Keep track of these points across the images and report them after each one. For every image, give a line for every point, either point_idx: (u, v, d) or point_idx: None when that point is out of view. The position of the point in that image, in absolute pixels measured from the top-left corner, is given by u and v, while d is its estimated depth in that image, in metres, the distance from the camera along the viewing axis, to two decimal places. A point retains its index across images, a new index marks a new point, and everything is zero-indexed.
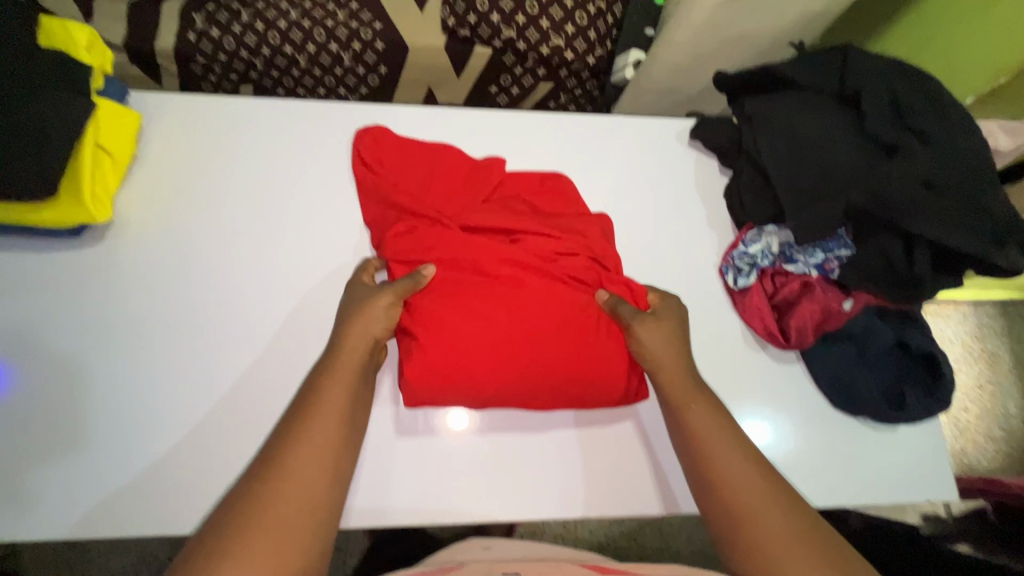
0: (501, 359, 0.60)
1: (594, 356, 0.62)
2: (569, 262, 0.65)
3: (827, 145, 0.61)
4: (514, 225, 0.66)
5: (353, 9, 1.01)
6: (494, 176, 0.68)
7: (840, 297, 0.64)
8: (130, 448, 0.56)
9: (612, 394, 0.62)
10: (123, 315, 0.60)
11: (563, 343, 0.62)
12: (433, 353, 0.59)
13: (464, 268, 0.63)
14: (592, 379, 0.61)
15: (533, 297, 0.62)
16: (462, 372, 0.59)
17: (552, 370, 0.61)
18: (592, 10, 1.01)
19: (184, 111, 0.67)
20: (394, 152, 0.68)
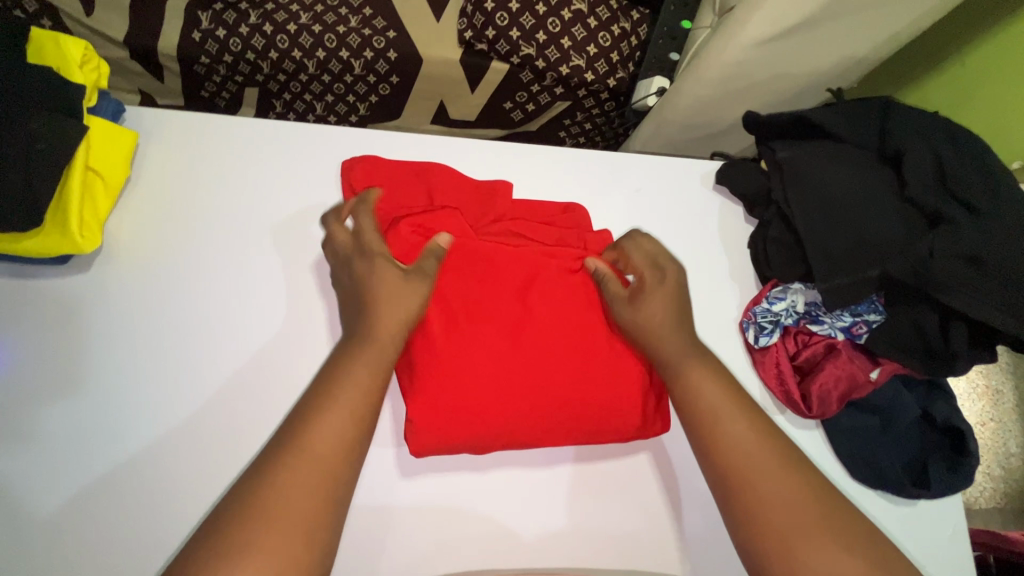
0: (513, 390, 0.55)
1: (608, 388, 0.57)
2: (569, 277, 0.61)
3: (863, 208, 0.58)
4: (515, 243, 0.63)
5: (367, 15, 0.97)
6: (500, 202, 0.65)
7: (867, 366, 0.61)
8: (105, 495, 0.52)
9: (624, 430, 0.58)
10: (107, 345, 0.56)
11: (569, 366, 0.57)
12: (445, 389, 0.54)
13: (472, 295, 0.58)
14: (603, 407, 0.57)
15: (548, 322, 0.58)
16: (472, 416, 0.54)
17: (560, 398, 0.56)
18: (616, 32, 0.98)
19: (183, 128, 0.63)
20: (397, 175, 0.63)
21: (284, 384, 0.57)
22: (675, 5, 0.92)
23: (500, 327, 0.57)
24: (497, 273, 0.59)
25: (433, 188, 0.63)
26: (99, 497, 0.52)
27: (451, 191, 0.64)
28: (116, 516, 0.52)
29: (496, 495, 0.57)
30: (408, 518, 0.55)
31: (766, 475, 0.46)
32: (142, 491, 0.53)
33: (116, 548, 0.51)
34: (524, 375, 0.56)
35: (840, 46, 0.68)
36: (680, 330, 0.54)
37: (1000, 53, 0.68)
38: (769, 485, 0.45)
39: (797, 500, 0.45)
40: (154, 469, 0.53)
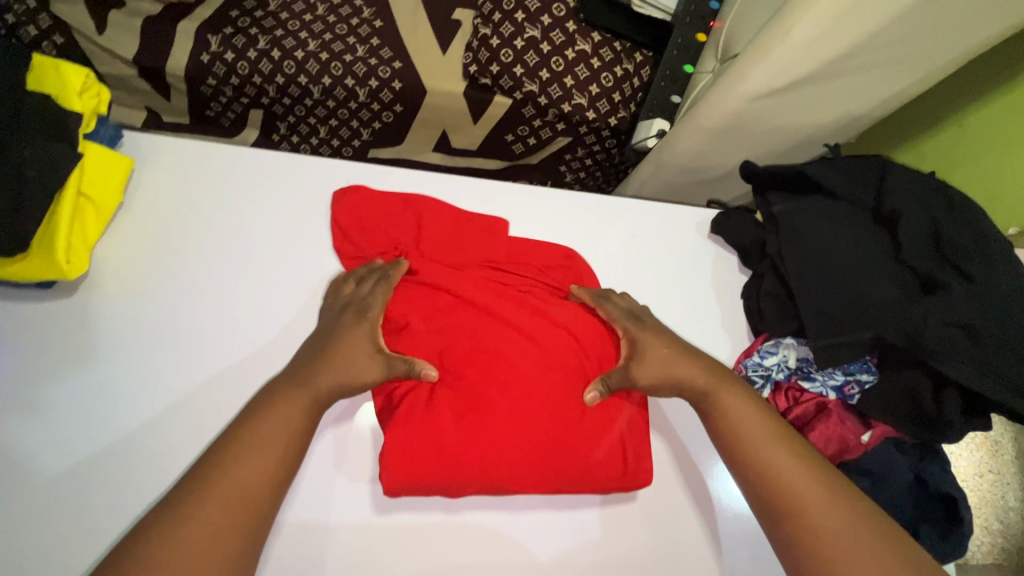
0: (493, 429, 0.54)
1: (594, 435, 0.57)
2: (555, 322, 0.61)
3: (856, 269, 0.58)
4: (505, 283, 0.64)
5: (374, 46, 0.99)
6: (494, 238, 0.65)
7: (858, 429, 0.59)
8: (58, 535, 0.49)
9: (607, 482, 0.56)
10: (84, 371, 0.54)
11: (546, 412, 0.56)
12: (422, 429, 0.54)
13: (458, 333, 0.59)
14: (581, 455, 0.56)
15: (540, 365, 0.57)
16: (444, 457, 0.53)
17: (538, 445, 0.54)
18: (619, 72, 0.99)
19: (181, 155, 0.63)
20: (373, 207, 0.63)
21: None
22: (678, 50, 0.94)
23: (482, 369, 0.57)
24: (478, 318, 0.60)
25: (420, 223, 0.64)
26: (53, 539, 0.49)
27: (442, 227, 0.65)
28: (68, 557, 0.49)
29: (476, 536, 0.55)
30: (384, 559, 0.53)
31: (767, 443, 0.50)
32: (97, 533, 0.50)
33: None
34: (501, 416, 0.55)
35: (837, 104, 0.68)
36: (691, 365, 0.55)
37: (994, 119, 0.69)
38: (767, 452, 0.49)
39: (796, 479, 0.47)
40: (116, 508, 0.50)
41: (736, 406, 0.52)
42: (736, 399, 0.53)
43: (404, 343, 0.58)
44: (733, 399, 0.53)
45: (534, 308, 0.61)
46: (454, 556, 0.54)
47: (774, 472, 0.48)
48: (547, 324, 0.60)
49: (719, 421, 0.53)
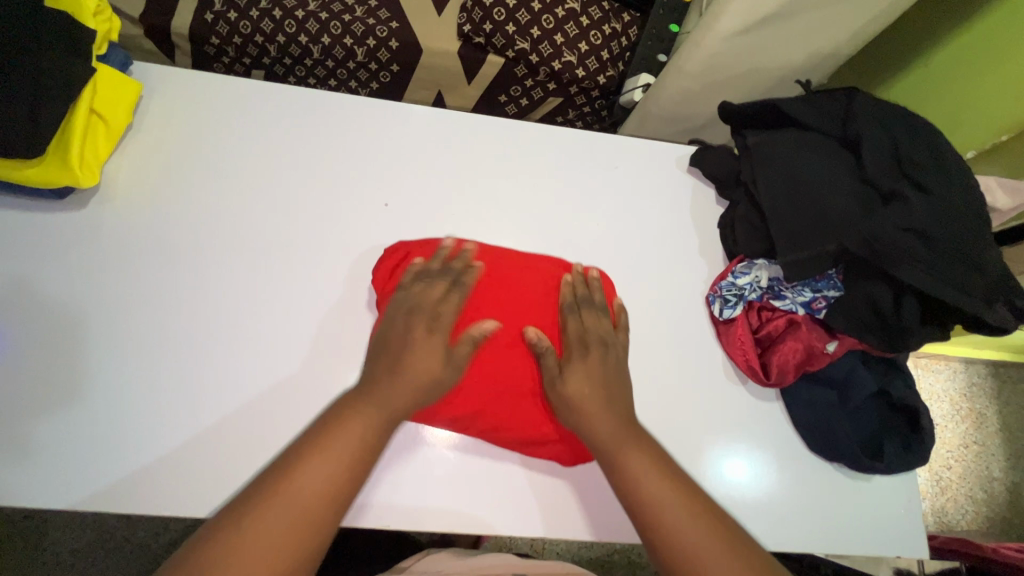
0: (490, 386, 0.57)
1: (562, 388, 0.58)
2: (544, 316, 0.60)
3: (823, 188, 0.61)
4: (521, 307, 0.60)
5: (371, 6, 1.03)
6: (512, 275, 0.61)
7: (824, 338, 0.63)
8: (84, 425, 0.55)
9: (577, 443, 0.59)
10: (103, 278, 0.59)
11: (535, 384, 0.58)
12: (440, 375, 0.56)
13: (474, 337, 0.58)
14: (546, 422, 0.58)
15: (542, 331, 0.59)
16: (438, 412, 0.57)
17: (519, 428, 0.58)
18: (607, 31, 1.02)
19: (185, 85, 0.66)
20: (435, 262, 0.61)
21: (265, 327, 0.60)
22: (663, 10, 0.98)
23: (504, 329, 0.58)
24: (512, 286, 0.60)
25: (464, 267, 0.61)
26: (83, 421, 0.55)
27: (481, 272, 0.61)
28: (98, 440, 0.55)
29: (488, 471, 0.60)
30: (425, 500, 0.58)
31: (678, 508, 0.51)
32: (121, 422, 0.55)
33: (90, 470, 0.54)
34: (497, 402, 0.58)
35: (808, 41, 0.73)
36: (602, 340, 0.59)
37: (957, 54, 0.73)
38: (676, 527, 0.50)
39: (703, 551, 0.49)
40: (139, 395, 0.56)
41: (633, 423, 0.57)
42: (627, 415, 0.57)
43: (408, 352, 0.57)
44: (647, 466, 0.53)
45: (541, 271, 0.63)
46: (485, 490, 0.59)
47: (669, 529, 0.50)
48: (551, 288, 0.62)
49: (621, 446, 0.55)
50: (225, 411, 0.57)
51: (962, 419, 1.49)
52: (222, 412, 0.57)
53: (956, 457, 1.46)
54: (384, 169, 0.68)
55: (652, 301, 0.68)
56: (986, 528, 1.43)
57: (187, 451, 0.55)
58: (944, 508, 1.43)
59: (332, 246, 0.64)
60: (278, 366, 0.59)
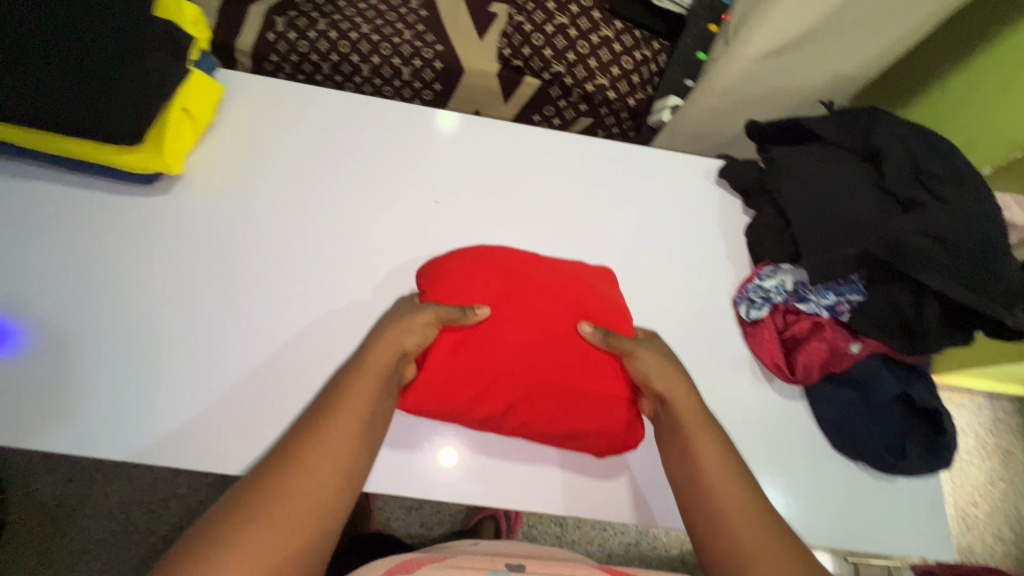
0: (514, 377, 0.63)
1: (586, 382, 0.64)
2: (569, 319, 0.65)
3: (845, 195, 0.65)
4: (546, 311, 0.65)
5: (419, 31, 1.12)
6: (538, 283, 0.67)
7: (848, 338, 0.66)
8: (154, 385, 0.60)
9: (601, 435, 0.63)
10: (180, 254, 0.65)
11: (560, 380, 0.63)
12: (455, 367, 0.62)
13: (502, 338, 0.63)
14: (570, 415, 0.63)
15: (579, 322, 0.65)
16: (466, 407, 0.62)
17: (544, 421, 0.63)
18: (638, 57, 1.08)
19: (260, 89, 0.73)
20: (463, 270, 0.66)
21: (321, 306, 0.65)
22: (693, 39, 1.06)
23: (500, 315, 0.64)
24: (492, 276, 0.66)
25: (492, 275, 0.66)
26: (155, 380, 0.60)
27: (509, 280, 0.66)
28: (167, 399, 0.59)
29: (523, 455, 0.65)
30: (436, 485, 0.62)
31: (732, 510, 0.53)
32: (187, 384, 0.60)
33: (162, 424, 0.59)
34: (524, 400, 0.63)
35: (830, 65, 0.78)
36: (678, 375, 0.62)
37: (975, 79, 0.77)
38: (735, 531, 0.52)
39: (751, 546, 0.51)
40: (204, 362, 0.61)
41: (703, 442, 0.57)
42: (703, 433, 0.58)
43: (438, 354, 0.62)
44: (708, 452, 0.57)
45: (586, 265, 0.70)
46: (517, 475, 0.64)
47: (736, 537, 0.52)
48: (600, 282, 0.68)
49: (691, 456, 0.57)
50: (283, 378, 0.62)
51: (987, 455, 1.46)
52: (279, 381, 0.61)
53: (982, 494, 1.43)
54: (435, 169, 0.73)
55: (681, 300, 0.72)
56: (1015, 570, 1.39)
57: (248, 414, 0.60)
58: (971, 547, 1.40)
59: (386, 236, 0.69)
60: (332, 342, 0.64)
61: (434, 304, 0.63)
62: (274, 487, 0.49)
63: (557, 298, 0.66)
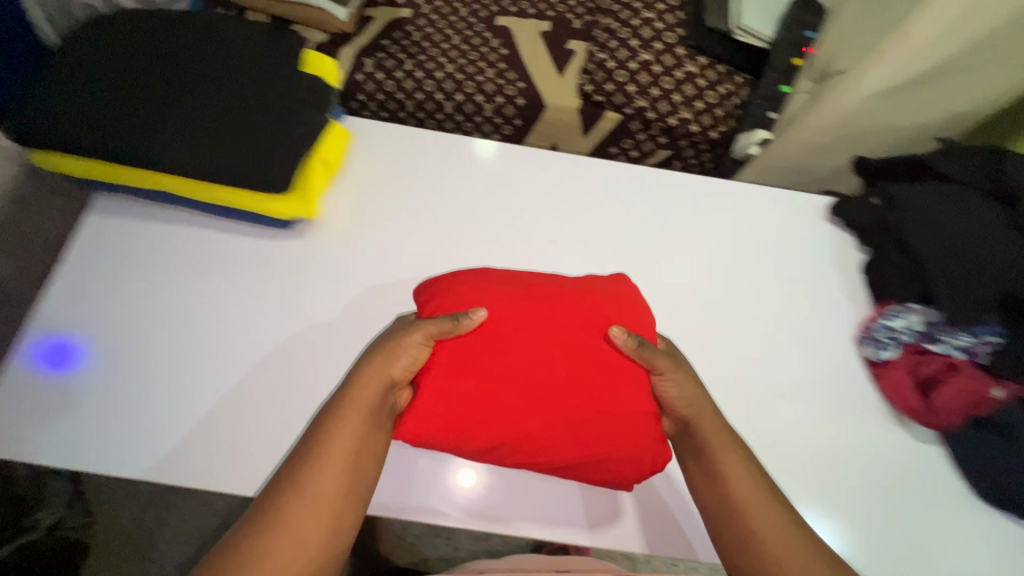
0: (519, 397, 0.59)
1: (612, 408, 0.60)
2: (576, 332, 0.62)
3: (981, 235, 0.64)
4: (560, 327, 0.62)
5: (501, 69, 1.17)
6: (533, 295, 0.64)
7: (988, 383, 0.62)
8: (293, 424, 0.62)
9: (631, 465, 0.60)
10: (313, 296, 0.68)
11: (574, 403, 0.60)
12: (452, 389, 0.59)
13: (497, 356, 0.61)
14: (605, 447, 0.60)
15: (588, 337, 0.62)
16: (469, 434, 0.59)
17: (563, 450, 0.60)
18: (721, 91, 1.09)
19: (383, 136, 0.79)
20: (469, 286, 0.64)
21: None
22: (775, 72, 1.06)
23: (509, 332, 0.61)
24: (491, 288, 0.64)
25: (491, 289, 0.64)
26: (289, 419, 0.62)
27: (507, 292, 0.64)
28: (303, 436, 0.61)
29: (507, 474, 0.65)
30: (440, 507, 0.63)
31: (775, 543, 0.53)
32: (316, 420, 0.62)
33: (217, 446, 0.60)
34: (542, 429, 0.59)
35: (945, 101, 0.77)
36: (699, 391, 0.62)
37: None
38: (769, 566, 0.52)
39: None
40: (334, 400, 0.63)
41: (739, 472, 0.57)
42: (739, 465, 0.57)
43: (432, 375, 0.60)
44: (733, 469, 0.57)
45: (586, 279, 0.68)
46: (522, 494, 0.64)
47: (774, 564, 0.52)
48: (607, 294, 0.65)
49: (721, 480, 0.57)
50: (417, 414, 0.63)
51: None
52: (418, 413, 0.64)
53: None
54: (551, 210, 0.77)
55: (797, 338, 0.73)
56: None
57: None
58: None
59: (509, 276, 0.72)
60: None
61: (423, 320, 0.61)
62: (266, 538, 0.48)
63: (551, 307, 0.63)
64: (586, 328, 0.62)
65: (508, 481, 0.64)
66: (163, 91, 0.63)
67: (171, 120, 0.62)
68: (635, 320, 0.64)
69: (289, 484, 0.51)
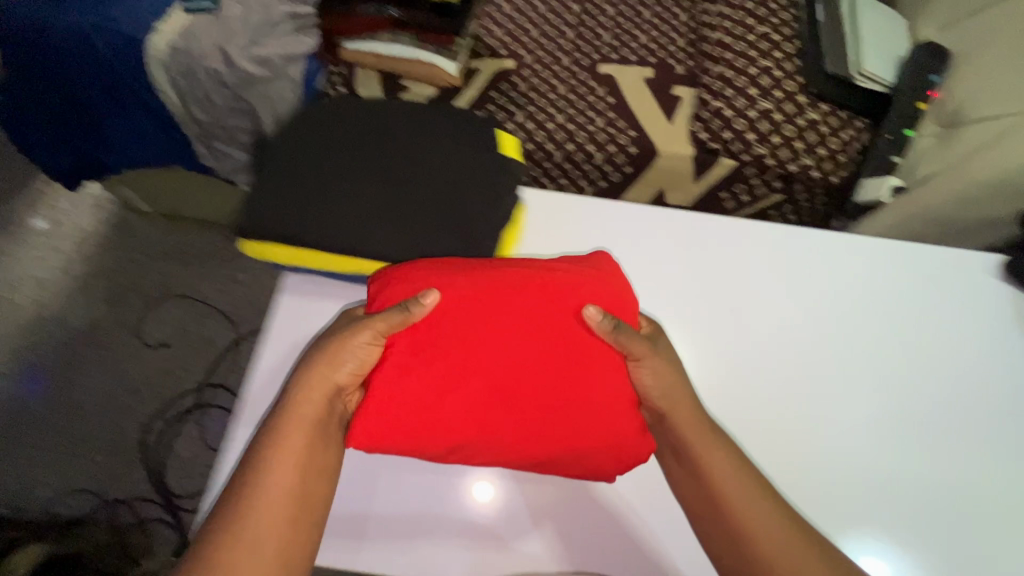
0: (472, 386, 0.60)
1: (587, 396, 0.62)
2: (518, 314, 0.62)
3: None
4: (490, 317, 0.62)
5: (611, 118, 1.17)
6: (486, 282, 0.64)
7: None
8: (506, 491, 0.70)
9: (608, 458, 0.64)
10: None
11: (547, 394, 0.61)
12: (402, 389, 0.61)
13: (456, 346, 0.61)
14: (591, 443, 0.63)
15: (557, 317, 0.63)
16: (429, 435, 0.61)
17: (528, 441, 0.62)
18: (844, 137, 1.09)
19: (554, 207, 0.81)
20: (422, 272, 0.64)
21: None
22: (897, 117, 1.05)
23: (428, 322, 0.62)
24: (435, 275, 0.64)
25: (436, 279, 0.64)
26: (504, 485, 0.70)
27: (461, 284, 0.64)
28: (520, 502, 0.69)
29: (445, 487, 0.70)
30: (445, 527, 0.68)
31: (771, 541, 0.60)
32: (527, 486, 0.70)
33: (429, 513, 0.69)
34: (490, 426, 0.61)
35: None
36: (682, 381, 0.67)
37: None
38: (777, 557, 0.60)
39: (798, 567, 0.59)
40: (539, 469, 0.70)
41: (724, 469, 0.64)
42: (722, 460, 0.64)
43: (398, 376, 0.61)
44: (716, 465, 0.64)
45: (559, 269, 0.67)
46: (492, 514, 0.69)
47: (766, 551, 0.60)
48: (583, 275, 0.66)
49: (710, 479, 0.64)
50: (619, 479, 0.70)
51: None
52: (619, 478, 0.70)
53: None
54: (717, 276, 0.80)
55: (967, 400, 0.75)
56: None
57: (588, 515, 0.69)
58: None
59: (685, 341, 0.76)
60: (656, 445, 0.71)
61: (376, 319, 0.63)
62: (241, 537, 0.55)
63: (512, 298, 0.63)
64: (518, 308, 0.62)
65: (509, 505, 0.69)
66: (387, 151, 0.70)
67: (398, 184, 0.70)
68: (605, 299, 0.65)
69: (242, 492, 0.57)
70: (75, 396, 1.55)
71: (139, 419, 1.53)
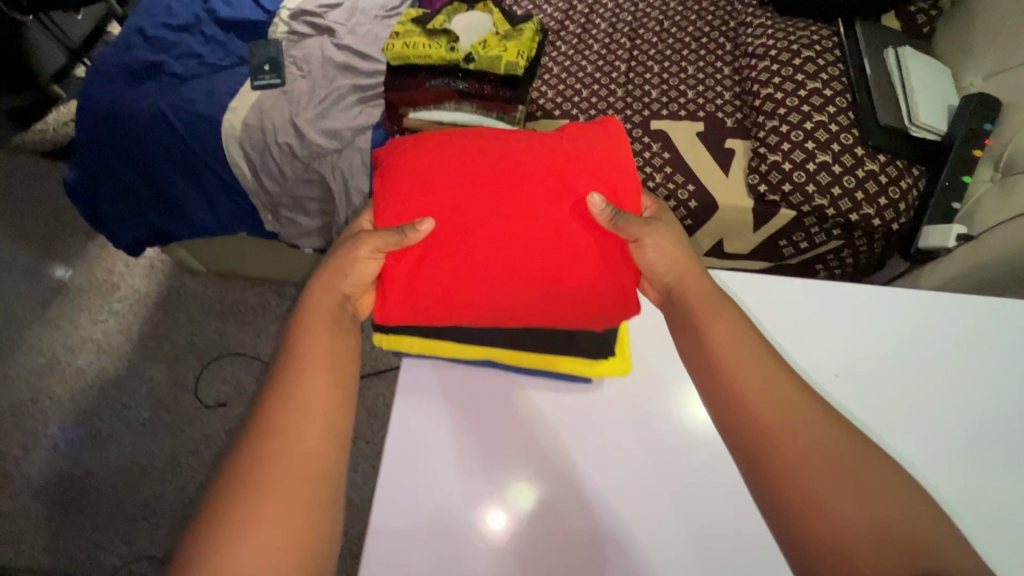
0: (494, 265, 0.67)
1: (581, 256, 0.68)
2: (531, 182, 0.70)
3: None
4: (498, 186, 0.70)
5: (668, 173, 1.21)
6: (494, 160, 0.72)
7: None
8: None
9: (612, 296, 0.68)
10: None
11: (545, 251, 0.68)
12: (432, 274, 0.68)
13: (469, 227, 0.68)
14: (592, 311, 0.68)
15: (550, 193, 0.70)
16: (448, 302, 0.68)
17: (538, 299, 0.68)
18: (903, 185, 1.12)
19: None
20: (412, 169, 0.72)
21: None
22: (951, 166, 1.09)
23: (443, 208, 0.69)
24: (440, 172, 0.71)
25: (428, 174, 0.72)
26: None
27: (455, 171, 0.71)
28: None
29: (419, 470, 0.61)
30: (438, 510, 0.59)
31: (775, 422, 0.55)
32: None
33: None
34: (515, 273, 0.68)
35: None
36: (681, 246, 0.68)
37: None
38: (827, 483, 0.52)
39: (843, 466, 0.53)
40: None
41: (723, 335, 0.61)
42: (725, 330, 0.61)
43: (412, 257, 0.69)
44: (724, 332, 0.61)
45: (553, 147, 0.73)
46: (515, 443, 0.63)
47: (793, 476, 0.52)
48: (572, 145, 0.73)
49: (714, 362, 0.60)
50: None
51: None
52: None
53: None
54: None
55: None
56: None
57: None
58: None
59: None
60: None
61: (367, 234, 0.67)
62: (248, 467, 0.52)
63: (516, 177, 0.70)
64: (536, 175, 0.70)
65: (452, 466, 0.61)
66: None
67: None
68: (593, 178, 0.71)
69: (275, 417, 0.55)
70: (140, 457, 1.56)
71: (202, 480, 1.53)
